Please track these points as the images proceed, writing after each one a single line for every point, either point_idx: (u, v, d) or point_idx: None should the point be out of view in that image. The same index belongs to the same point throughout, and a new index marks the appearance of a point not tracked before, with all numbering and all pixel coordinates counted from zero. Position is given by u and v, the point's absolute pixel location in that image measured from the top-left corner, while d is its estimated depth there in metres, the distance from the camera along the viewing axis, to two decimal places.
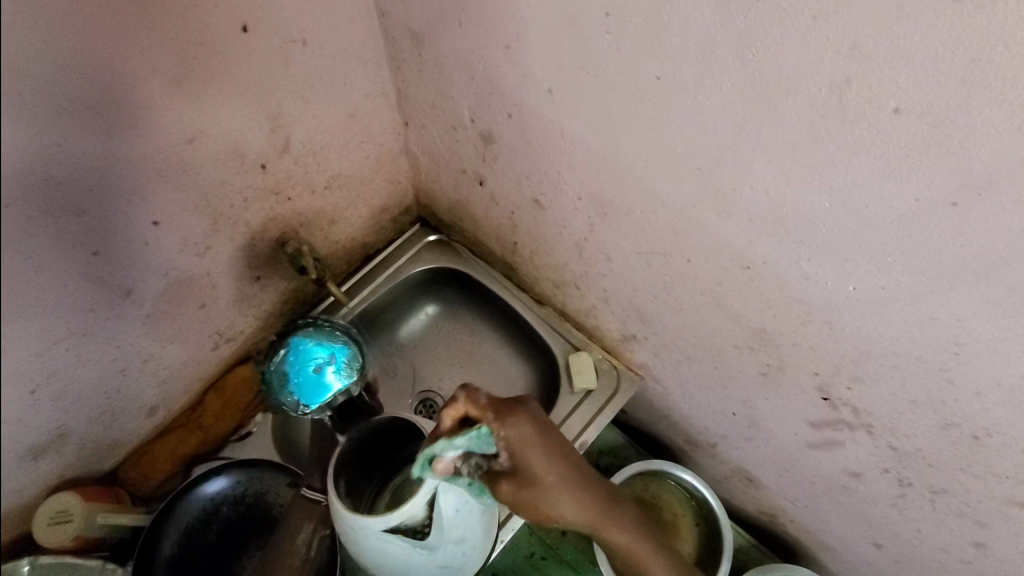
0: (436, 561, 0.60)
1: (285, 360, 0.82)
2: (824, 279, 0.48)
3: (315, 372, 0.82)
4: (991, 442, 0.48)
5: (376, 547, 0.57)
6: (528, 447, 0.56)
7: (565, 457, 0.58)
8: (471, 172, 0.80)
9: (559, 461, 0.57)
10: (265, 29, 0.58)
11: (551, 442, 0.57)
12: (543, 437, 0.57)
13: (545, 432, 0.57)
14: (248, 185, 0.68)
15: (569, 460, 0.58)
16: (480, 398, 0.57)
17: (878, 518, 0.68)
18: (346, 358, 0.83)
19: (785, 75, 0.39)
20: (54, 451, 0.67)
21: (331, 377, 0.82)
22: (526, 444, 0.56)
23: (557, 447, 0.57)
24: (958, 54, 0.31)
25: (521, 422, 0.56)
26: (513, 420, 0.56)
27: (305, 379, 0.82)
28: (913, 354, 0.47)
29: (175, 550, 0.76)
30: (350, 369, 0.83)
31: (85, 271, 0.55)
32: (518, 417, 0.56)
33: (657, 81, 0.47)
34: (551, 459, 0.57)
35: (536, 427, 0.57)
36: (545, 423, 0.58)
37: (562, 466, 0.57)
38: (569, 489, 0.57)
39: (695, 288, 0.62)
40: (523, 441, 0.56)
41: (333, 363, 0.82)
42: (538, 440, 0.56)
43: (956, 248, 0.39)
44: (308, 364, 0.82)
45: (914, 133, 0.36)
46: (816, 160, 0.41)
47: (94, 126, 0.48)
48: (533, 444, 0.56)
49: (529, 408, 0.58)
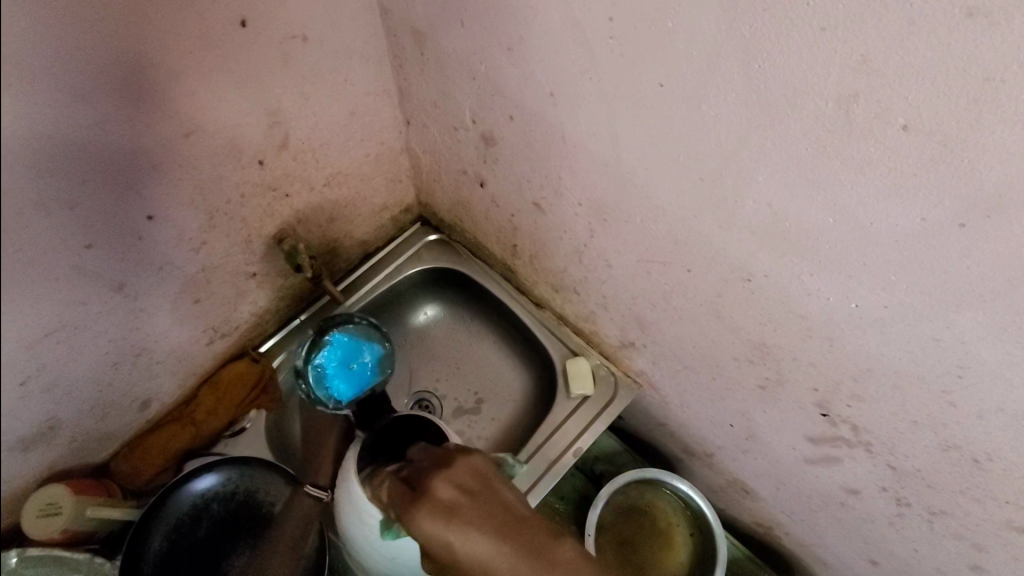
0: None
1: (320, 354, 0.84)
2: (826, 295, 0.47)
3: (349, 367, 0.84)
4: (992, 467, 0.47)
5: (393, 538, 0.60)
6: (432, 542, 0.54)
7: (481, 546, 0.52)
8: (471, 173, 0.79)
9: (470, 552, 0.53)
10: (264, 24, 0.57)
11: (465, 532, 0.53)
12: (447, 529, 0.54)
13: (452, 523, 0.54)
14: (245, 181, 0.68)
15: (484, 549, 0.52)
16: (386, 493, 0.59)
17: (874, 536, 0.67)
18: (379, 355, 0.85)
19: (791, 87, 0.38)
20: (46, 443, 0.67)
21: (364, 374, 0.83)
22: (434, 539, 0.54)
23: (472, 532, 0.53)
24: (970, 72, 0.30)
25: (419, 517, 0.55)
26: (414, 519, 0.55)
27: (338, 375, 0.83)
28: (915, 374, 0.46)
29: (164, 545, 0.75)
30: (380, 366, 0.85)
31: (79, 265, 0.54)
32: (417, 510, 0.55)
33: (661, 89, 0.45)
34: (459, 551, 0.53)
35: (437, 520, 0.54)
36: (456, 509, 0.54)
37: (474, 558, 0.52)
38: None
39: (695, 298, 0.61)
40: (428, 536, 0.54)
41: (367, 359, 0.84)
42: (438, 534, 0.54)
43: (961, 269, 0.37)
44: (342, 359, 0.84)
45: (923, 151, 0.34)
46: (821, 175, 0.40)
47: (89, 119, 0.48)
48: (436, 537, 0.54)
49: (437, 497, 0.55)
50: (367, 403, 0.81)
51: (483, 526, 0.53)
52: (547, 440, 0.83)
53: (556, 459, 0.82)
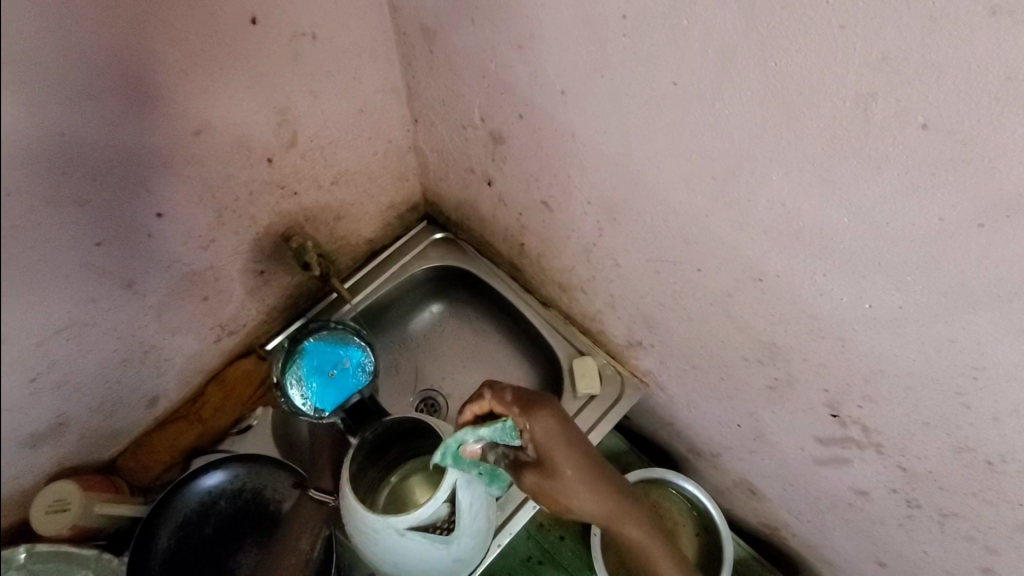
0: (451, 555, 0.61)
1: (299, 364, 0.84)
2: (839, 295, 0.47)
3: (330, 374, 0.83)
4: (1006, 469, 0.47)
5: (391, 547, 0.58)
6: (553, 440, 0.59)
7: (591, 452, 0.61)
8: (479, 172, 0.79)
9: (584, 456, 0.60)
10: (274, 21, 0.57)
11: (577, 439, 0.60)
12: (567, 428, 0.60)
13: (568, 426, 0.61)
14: (255, 178, 0.68)
15: (591, 453, 0.61)
16: (506, 396, 0.62)
17: (884, 538, 0.66)
18: (361, 360, 0.84)
19: (806, 85, 0.37)
20: (54, 440, 0.67)
21: (346, 379, 0.83)
22: (551, 436, 0.59)
23: (583, 443, 0.61)
24: (992, 71, 0.30)
25: (543, 414, 0.60)
26: (540, 412, 0.60)
27: (319, 383, 0.83)
28: (928, 375, 0.46)
29: (172, 542, 0.76)
30: (363, 370, 0.84)
31: (88, 261, 0.54)
32: (544, 408, 0.60)
33: (674, 87, 0.45)
34: (575, 452, 0.59)
35: (560, 420, 0.61)
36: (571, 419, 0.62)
37: (585, 461, 0.60)
38: (595, 486, 0.60)
39: (705, 298, 0.60)
40: (547, 431, 0.59)
41: (348, 365, 0.84)
42: (561, 431, 0.60)
43: (978, 270, 0.37)
44: (323, 368, 0.84)
45: (942, 151, 0.34)
46: (837, 174, 0.40)
47: (99, 116, 0.48)
48: (559, 433, 0.59)
49: (556, 406, 0.62)
50: (357, 408, 0.81)
51: (587, 440, 0.62)
52: None
53: None
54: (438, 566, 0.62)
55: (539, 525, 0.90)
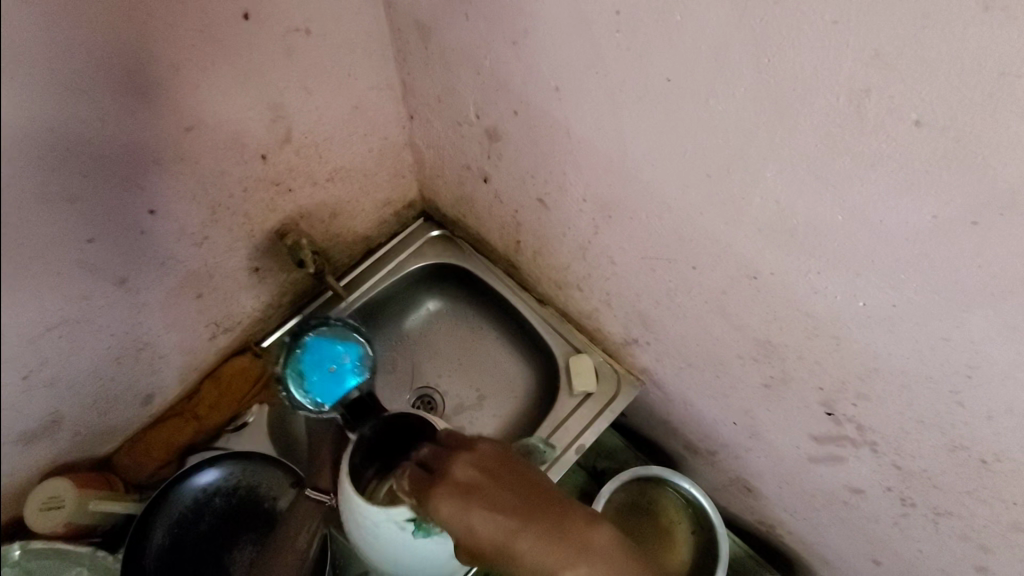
0: (449, 549, 0.61)
1: (298, 360, 0.84)
2: (833, 293, 0.47)
3: (329, 369, 0.82)
4: (1000, 468, 0.47)
5: (393, 539, 0.58)
6: (458, 520, 0.54)
7: (500, 519, 0.54)
8: (475, 169, 0.79)
9: (490, 526, 0.53)
10: (267, 17, 0.56)
11: (491, 510, 0.54)
12: (465, 503, 0.54)
13: (471, 500, 0.54)
14: (248, 175, 0.67)
15: (502, 519, 0.54)
16: (402, 483, 0.57)
17: (879, 535, 0.66)
18: (360, 356, 0.84)
19: (801, 81, 0.37)
20: (48, 437, 0.67)
21: (345, 374, 0.82)
22: (456, 517, 0.54)
23: (497, 513, 0.54)
24: (985, 66, 0.30)
25: (434, 495, 0.55)
26: (432, 500, 0.55)
27: (318, 379, 0.82)
28: (923, 374, 0.46)
29: (167, 540, 0.76)
30: (362, 365, 0.83)
31: (80, 259, 0.54)
32: (434, 488, 0.55)
33: (668, 84, 0.45)
34: (478, 526, 0.54)
35: (453, 497, 0.54)
36: (474, 486, 0.55)
37: (499, 534, 0.53)
38: (516, 556, 0.53)
39: (700, 296, 0.60)
40: (449, 515, 0.54)
41: (347, 360, 0.83)
42: (457, 510, 0.54)
43: (973, 268, 0.37)
44: (322, 363, 0.83)
45: (936, 148, 0.34)
46: (831, 171, 0.40)
47: (92, 113, 0.47)
48: (455, 512, 0.54)
49: (453, 480, 0.55)
50: (356, 403, 0.79)
51: (504, 502, 0.55)
52: (549, 437, 0.83)
53: (559, 457, 0.82)
54: (437, 561, 0.62)
55: None
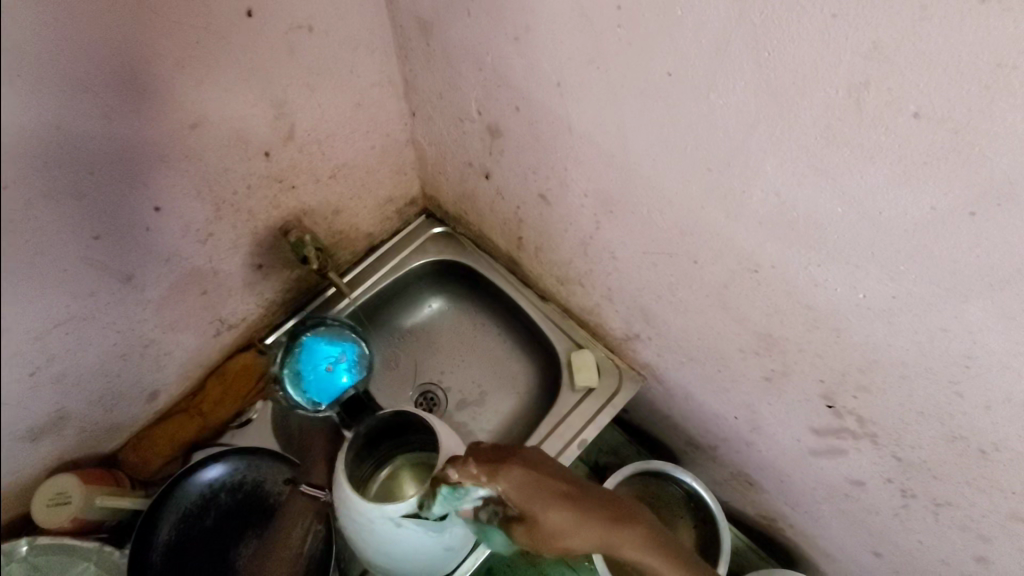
0: (443, 543, 0.62)
1: (296, 359, 0.85)
2: (834, 286, 0.47)
3: (326, 369, 0.84)
4: (999, 458, 0.47)
5: (386, 535, 0.59)
6: (528, 493, 0.56)
7: (568, 493, 0.57)
8: (477, 166, 0.79)
9: (561, 500, 0.56)
10: (270, 14, 0.57)
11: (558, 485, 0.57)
12: (537, 479, 0.57)
13: (540, 477, 0.57)
14: (252, 172, 0.68)
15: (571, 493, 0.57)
16: (468, 465, 0.56)
17: (879, 528, 0.67)
18: (355, 355, 0.85)
19: (801, 75, 0.37)
20: (54, 433, 0.68)
21: (343, 375, 0.84)
22: (527, 489, 0.56)
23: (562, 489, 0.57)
24: (981, 58, 0.30)
25: (511, 470, 0.56)
26: (505, 472, 0.56)
27: (316, 378, 0.84)
28: (922, 365, 0.46)
29: (173, 535, 0.77)
30: (359, 365, 0.85)
31: (86, 254, 0.55)
32: (510, 464, 0.56)
33: (667, 78, 0.45)
34: (548, 500, 0.56)
35: (527, 472, 0.57)
36: (542, 463, 0.59)
37: (567, 507, 0.56)
38: (581, 528, 0.56)
39: (701, 290, 0.61)
40: (519, 487, 0.55)
41: (343, 361, 0.85)
42: (531, 484, 0.56)
43: (971, 259, 0.37)
44: (320, 363, 0.84)
45: (933, 139, 0.34)
46: (830, 164, 0.40)
47: (98, 109, 0.48)
48: (530, 486, 0.56)
49: (526, 458, 0.58)
50: (352, 404, 0.83)
51: (567, 481, 0.58)
52: (552, 432, 0.84)
53: (562, 451, 0.83)
54: (431, 554, 0.63)
55: None
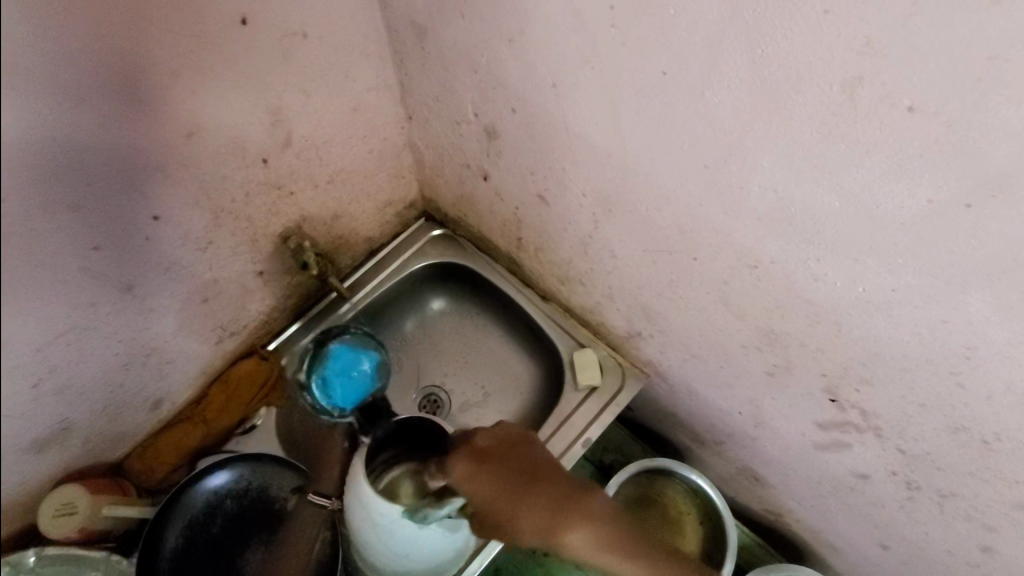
0: (457, 541, 0.64)
1: (323, 365, 0.87)
2: (834, 280, 0.47)
3: (350, 376, 0.86)
4: (1002, 448, 0.47)
5: (410, 537, 0.60)
6: (473, 487, 0.56)
7: (512, 485, 0.58)
8: (474, 167, 0.79)
9: (505, 490, 0.57)
10: (265, 21, 0.57)
11: (502, 474, 0.58)
12: (485, 473, 0.57)
13: (491, 470, 0.58)
14: (250, 179, 0.68)
15: (515, 481, 0.58)
16: None
17: (885, 520, 0.67)
18: (377, 362, 0.88)
19: (796, 71, 0.37)
20: (60, 443, 0.68)
21: (364, 380, 0.86)
22: (475, 482, 0.57)
23: (505, 477, 0.58)
24: (973, 50, 0.30)
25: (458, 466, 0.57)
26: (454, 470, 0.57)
27: (339, 383, 0.85)
28: (924, 357, 0.46)
29: (179, 542, 0.77)
30: (379, 371, 0.87)
31: (87, 266, 0.55)
32: (457, 460, 0.57)
33: (662, 77, 0.45)
34: (495, 490, 0.57)
35: (472, 464, 0.57)
36: (490, 455, 0.59)
37: (509, 496, 0.57)
38: (520, 518, 0.57)
39: (702, 287, 0.61)
40: (469, 482, 0.56)
41: (367, 368, 0.87)
42: (476, 477, 0.57)
43: (969, 250, 0.37)
44: (344, 368, 0.86)
45: (928, 132, 0.34)
46: (827, 160, 0.40)
47: (94, 121, 0.48)
48: (474, 482, 0.57)
49: (473, 448, 0.59)
50: (369, 408, 0.83)
51: (512, 467, 0.59)
52: (556, 432, 0.84)
53: (566, 450, 0.83)
54: (442, 553, 0.65)
55: None
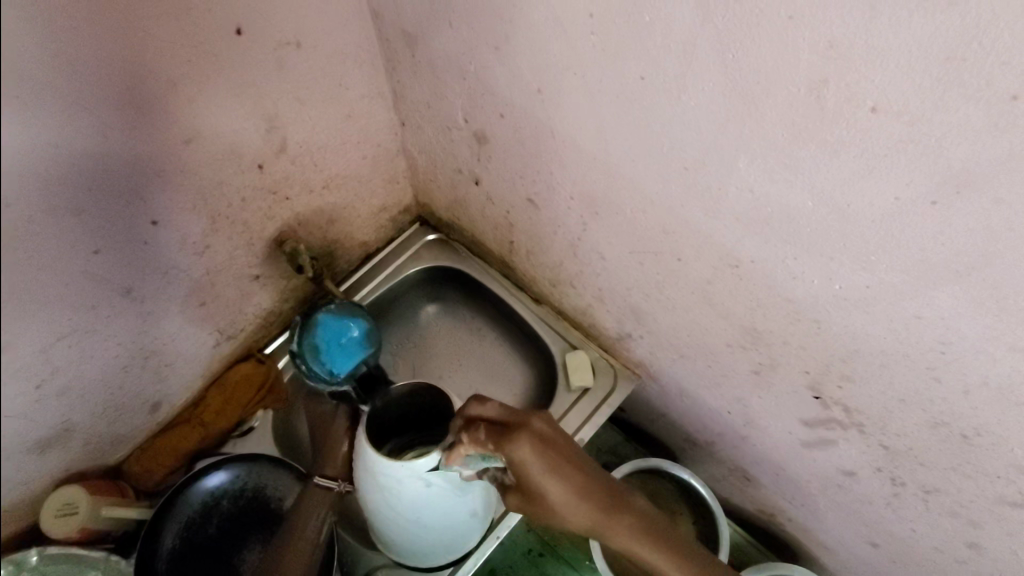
0: (461, 501, 0.65)
1: (314, 335, 0.84)
2: (811, 278, 0.48)
3: (341, 344, 0.84)
4: (981, 442, 0.48)
5: (411, 493, 0.61)
6: (530, 471, 0.53)
7: (569, 476, 0.55)
8: (466, 172, 0.81)
9: (560, 481, 0.54)
10: (260, 31, 0.59)
11: (561, 464, 0.55)
12: (546, 460, 0.54)
13: (550, 457, 0.54)
14: (246, 185, 0.69)
15: (572, 473, 0.55)
16: (479, 434, 0.54)
17: (873, 517, 0.67)
18: (366, 329, 0.86)
19: (764, 74, 0.39)
20: (61, 444, 0.69)
21: (353, 348, 0.85)
22: (530, 467, 0.53)
23: (563, 465, 0.55)
24: (932, 53, 0.31)
25: (520, 450, 0.53)
26: (516, 451, 0.53)
27: (330, 354, 0.84)
28: (901, 353, 0.47)
29: (177, 543, 0.78)
30: (369, 338, 0.86)
31: (86, 269, 0.56)
32: (519, 444, 0.53)
33: (641, 82, 0.47)
34: (549, 478, 0.54)
35: (534, 450, 0.53)
36: (551, 442, 0.55)
37: (564, 486, 0.54)
38: (568, 508, 0.55)
39: (687, 287, 0.62)
40: (527, 466, 0.53)
41: (357, 334, 0.85)
42: (537, 465, 0.53)
43: (937, 247, 0.38)
44: (334, 338, 0.84)
45: (891, 132, 0.36)
46: (798, 159, 0.41)
47: (98, 128, 0.50)
48: (535, 467, 0.53)
49: (536, 432, 0.55)
50: (366, 377, 0.87)
51: (569, 457, 0.56)
52: None
53: None
54: (448, 514, 0.65)
55: None
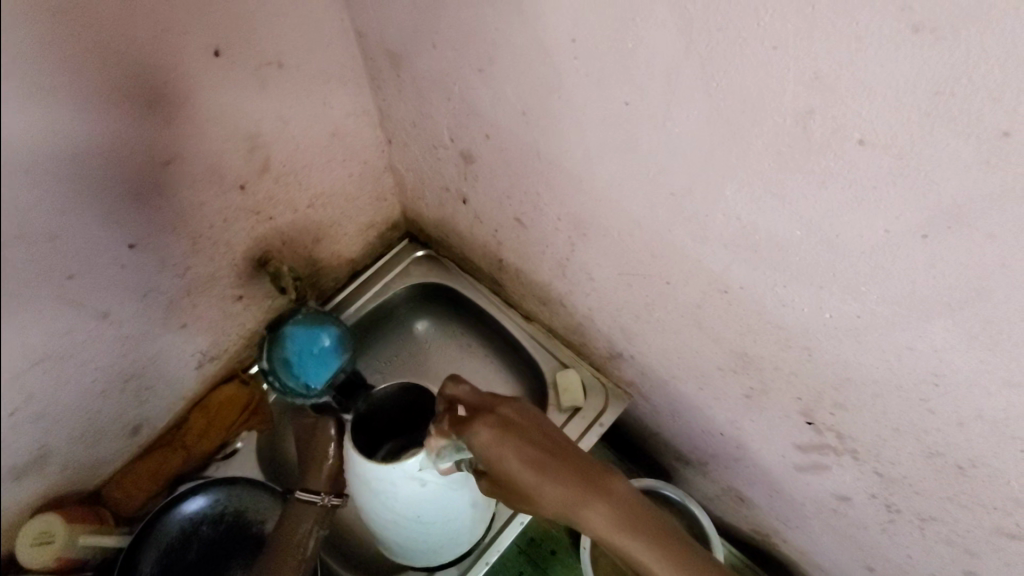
0: (461, 499, 0.64)
1: (283, 349, 0.81)
2: (800, 305, 0.47)
3: (312, 353, 0.81)
4: (977, 473, 0.47)
5: (409, 495, 0.61)
6: (490, 454, 0.53)
7: (534, 458, 0.53)
8: (453, 190, 0.80)
9: (523, 462, 0.53)
10: (240, 52, 0.57)
11: (524, 446, 0.54)
12: (506, 441, 0.53)
13: (511, 439, 0.54)
14: (228, 205, 0.68)
15: (538, 456, 0.54)
16: (442, 422, 0.56)
17: (869, 542, 0.66)
18: (339, 335, 0.83)
19: (749, 104, 0.38)
20: (38, 472, 0.67)
21: (327, 356, 0.82)
22: (489, 448, 0.53)
23: (526, 447, 0.54)
24: (920, 86, 0.31)
25: (478, 432, 0.54)
26: (473, 434, 0.54)
27: (302, 366, 0.81)
28: (893, 383, 0.46)
29: (155, 572, 0.75)
30: (341, 345, 0.83)
31: (61, 295, 0.55)
32: (477, 426, 0.54)
33: (626, 107, 0.46)
34: (512, 460, 0.53)
35: (494, 431, 0.54)
36: (514, 424, 0.55)
37: (527, 469, 0.53)
38: (536, 492, 0.53)
39: (677, 310, 0.61)
40: (486, 449, 0.53)
41: (328, 343, 0.82)
42: (497, 445, 0.53)
43: (929, 280, 0.37)
44: (305, 348, 0.81)
45: (879, 165, 0.35)
46: (786, 188, 0.40)
47: (70, 153, 0.48)
48: (494, 448, 0.53)
49: (498, 416, 0.55)
50: (345, 385, 0.84)
51: (536, 441, 0.55)
52: None
53: None
54: (449, 514, 0.65)
55: (530, 539, 0.91)
